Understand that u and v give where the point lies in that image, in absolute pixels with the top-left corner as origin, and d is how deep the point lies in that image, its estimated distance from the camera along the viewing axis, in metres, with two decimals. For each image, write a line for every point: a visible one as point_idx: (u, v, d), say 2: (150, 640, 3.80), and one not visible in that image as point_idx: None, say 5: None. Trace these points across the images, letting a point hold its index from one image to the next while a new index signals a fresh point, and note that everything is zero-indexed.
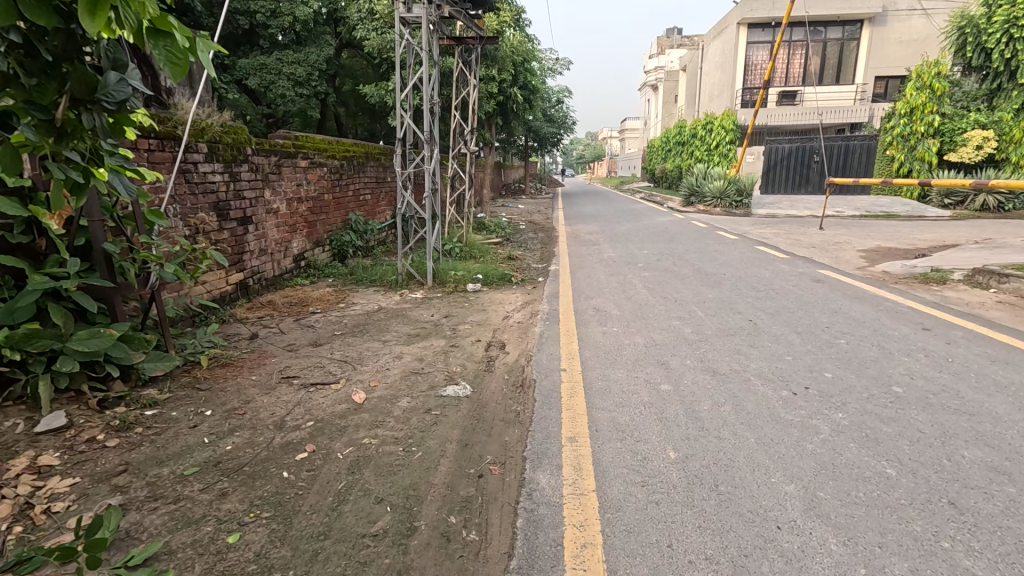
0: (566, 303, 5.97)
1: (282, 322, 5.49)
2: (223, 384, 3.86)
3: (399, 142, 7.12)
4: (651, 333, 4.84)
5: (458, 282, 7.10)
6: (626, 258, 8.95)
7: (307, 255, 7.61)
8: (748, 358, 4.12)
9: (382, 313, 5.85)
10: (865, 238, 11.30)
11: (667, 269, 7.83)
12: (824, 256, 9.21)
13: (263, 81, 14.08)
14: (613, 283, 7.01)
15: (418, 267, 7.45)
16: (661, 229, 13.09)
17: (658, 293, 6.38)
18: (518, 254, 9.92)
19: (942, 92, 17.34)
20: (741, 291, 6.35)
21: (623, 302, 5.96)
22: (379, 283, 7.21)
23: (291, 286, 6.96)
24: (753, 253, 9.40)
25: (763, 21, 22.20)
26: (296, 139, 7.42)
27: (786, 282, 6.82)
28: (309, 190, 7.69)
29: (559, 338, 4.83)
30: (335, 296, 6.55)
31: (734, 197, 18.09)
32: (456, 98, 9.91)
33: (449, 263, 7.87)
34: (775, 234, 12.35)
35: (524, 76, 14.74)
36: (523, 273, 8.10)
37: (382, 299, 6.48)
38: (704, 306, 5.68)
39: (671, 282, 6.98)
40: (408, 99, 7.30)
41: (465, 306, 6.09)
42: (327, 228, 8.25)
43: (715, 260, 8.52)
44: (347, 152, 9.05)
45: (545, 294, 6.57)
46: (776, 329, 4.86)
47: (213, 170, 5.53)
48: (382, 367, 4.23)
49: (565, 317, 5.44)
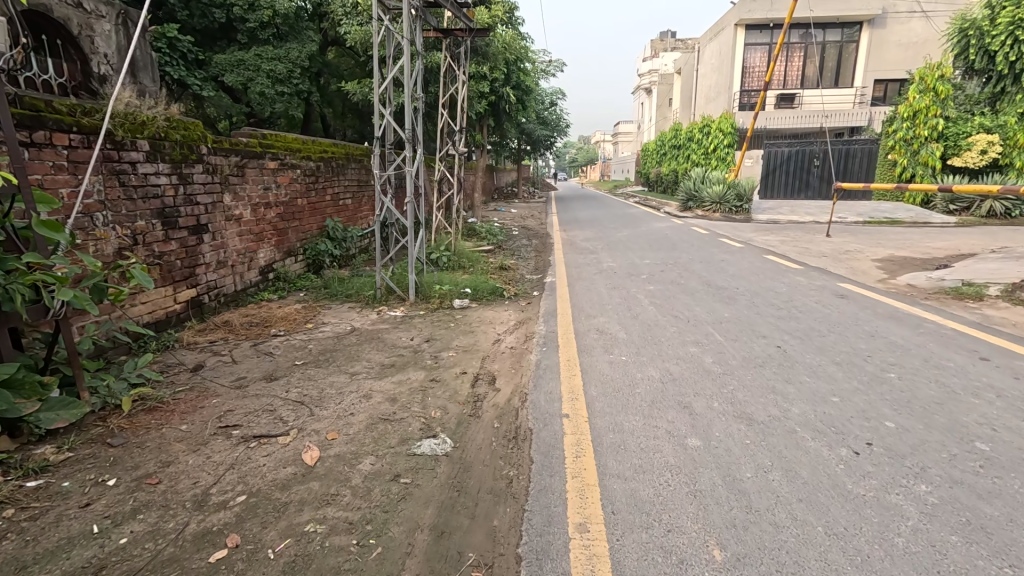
0: (564, 324, 5.26)
1: (237, 347, 4.74)
2: (143, 437, 3.09)
3: (378, 140, 6.32)
4: (665, 363, 4.13)
5: (444, 297, 6.36)
6: (628, 268, 8.28)
7: (275, 266, 6.84)
8: (787, 399, 3.42)
9: (356, 335, 5.12)
10: (875, 246, 10.73)
11: (673, 282, 7.16)
12: (839, 267, 8.60)
13: (241, 78, 13.29)
14: (616, 298, 6.32)
15: (400, 280, 6.69)
16: (662, 236, 12.44)
17: (668, 311, 5.70)
18: (512, 263, 9.24)
19: (945, 95, 16.88)
20: (760, 309, 5.68)
21: (628, 322, 5.27)
22: (355, 298, 6.45)
23: (256, 302, 6.20)
24: (763, 263, 8.77)
25: (761, 21, 21.75)
26: (264, 138, 6.67)
27: (807, 298, 6.16)
28: (279, 195, 6.93)
29: (559, 370, 4.11)
30: (304, 314, 5.80)
31: (734, 202, 17.50)
32: (444, 95, 9.21)
33: (434, 275, 7.13)
34: (780, 241, 11.78)
35: (517, 75, 14.10)
36: (517, 286, 7.39)
37: (358, 318, 5.74)
38: (722, 328, 5.00)
39: (680, 298, 6.31)
40: (389, 92, 6.53)
41: (450, 327, 5.36)
42: (300, 236, 7.49)
43: (723, 271, 7.87)
44: (324, 152, 8.30)
45: (540, 312, 5.85)
46: (811, 358, 4.18)
47: (156, 170, 4.78)
48: (345, 410, 3.49)
49: (565, 342, 4.72)
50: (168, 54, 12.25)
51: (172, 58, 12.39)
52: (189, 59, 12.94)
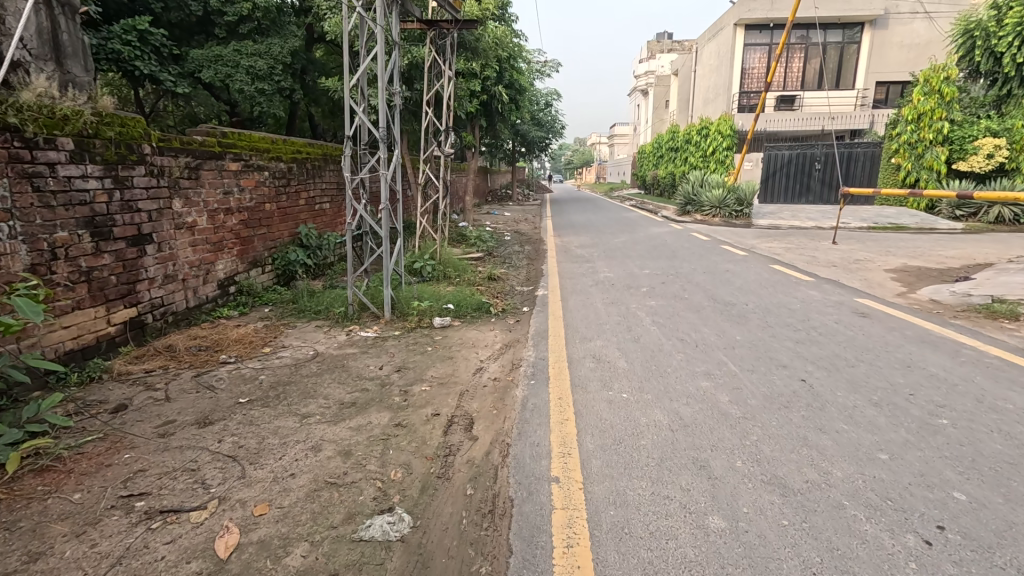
0: (556, 350, 4.62)
1: (176, 379, 4.08)
2: (18, 512, 2.43)
3: (350, 140, 5.64)
4: (674, 404, 3.51)
5: (423, 314, 5.72)
6: (626, 279, 7.68)
7: (237, 278, 6.18)
8: (826, 457, 2.81)
9: (319, 363, 4.48)
10: (886, 255, 10.18)
11: (676, 297, 6.55)
12: (852, 278, 8.05)
13: (218, 74, 12.57)
14: (614, 316, 5.70)
15: (374, 294, 6.03)
16: (660, 242, 11.86)
17: (673, 332, 5.08)
18: (502, 273, 8.60)
19: (951, 98, 16.33)
20: (775, 330, 5.08)
21: (628, 348, 4.64)
22: (324, 316, 5.79)
23: (211, 320, 5.54)
24: (770, 273, 8.18)
25: (761, 22, 21.27)
26: (225, 136, 6.01)
27: (825, 317, 5.56)
28: (242, 199, 6.27)
29: (549, 412, 3.47)
30: (264, 335, 5.16)
31: (734, 206, 16.98)
32: (428, 91, 8.57)
33: (414, 288, 6.49)
34: (786, 248, 11.22)
35: (510, 73, 13.51)
36: (506, 301, 6.76)
37: (324, 340, 5.09)
38: (735, 355, 4.39)
39: (684, 316, 5.69)
40: (361, 86, 5.86)
41: (427, 353, 4.73)
42: (268, 244, 6.85)
43: (730, 283, 7.29)
44: (296, 153, 7.63)
45: (529, 333, 5.21)
46: (843, 396, 3.57)
47: (84, 173, 4.13)
48: (284, 469, 2.84)
49: (556, 373, 4.09)
50: (138, 47, 11.42)
51: (143, 52, 11.56)
52: (163, 53, 12.15)
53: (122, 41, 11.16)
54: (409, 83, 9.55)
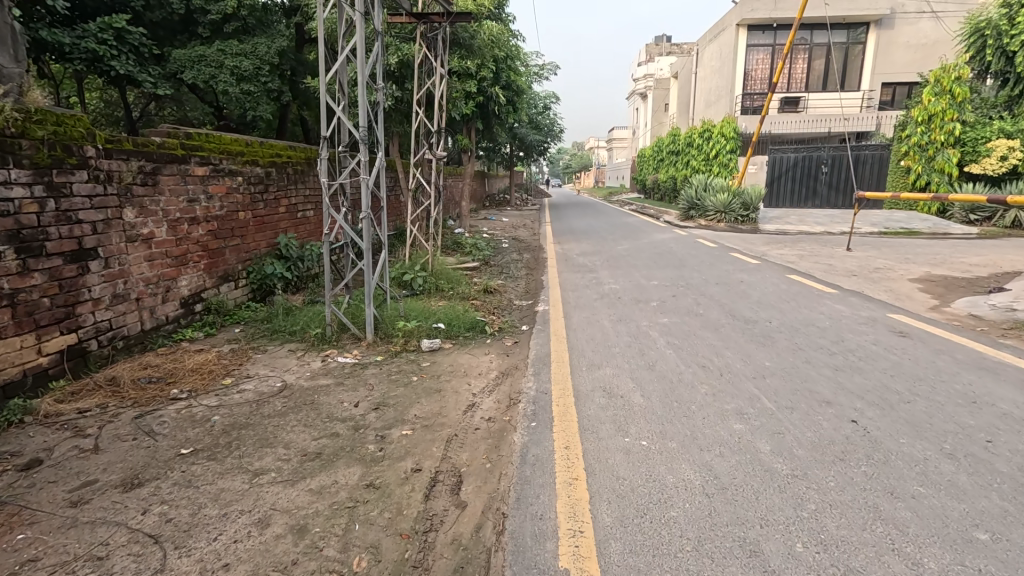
0: (561, 382, 4.00)
1: (112, 422, 3.46)
2: None
3: (326, 142, 4.96)
4: (705, 456, 2.90)
5: (410, 336, 5.12)
6: (634, 292, 7.10)
7: (203, 294, 5.56)
8: (909, 539, 2.20)
9: (287, 398, 3.86)
10: (905, 262, 9.63)
11: (689, 313, 5.95)
12: (877, 289, 7.47)
13: (201, 75, 11.98)
14: (624, 337, 5.10)
15: (355, 313, 5.40)
16: (665, 250, 11.28)
17: (692, 357, 4.49)
18: (499, 285, 8.00)
19: (963, 98, 15.78)
20: (807, 355, 4.48)
21: (642, 377, 4.04)
22: (299, 338, 5.16)
23: (171, 344, 4.92)
24: (788, 284, 7.59)
25: (764, 21, 20.81)
26: (190, 137, 5.40)
27: (860, 337, 4.96)
28: (210, 208, 5.66)
29: (555, 467, 2.85)
30: (228, 362, 4.54)
31: (739, 212, 16.46)
32: (419, 90, 7.98)
33: (401, 305, 5.87)
34: (798, 255, 10.68)
35: (507, 73, 12.97)
36: (503, 317, 6.17)
37: (296, 369, 4.47)
38: (769, 388, 3.79)
39: (702, 336, 5.10)
40: (342, 81, 5.21)
41: (412, 385, 4.11)
42: (242, 256, 6.23)
43: (747, 296, 6.71)
44: (275, 157, 7.03)
45: (530, 359, 4.60)
46: (908, 444, 2.96)
47: (6, 179, 3.55)
48: (217, 557, 2.21)
49: (562, 413, 3.47)
50: (114, 46, 10.77)
51: (120, 51, 10.92)
52: (142, 53, 11.52)
53: (97, 40, 10.49)
54: (399, 83, 8.97)
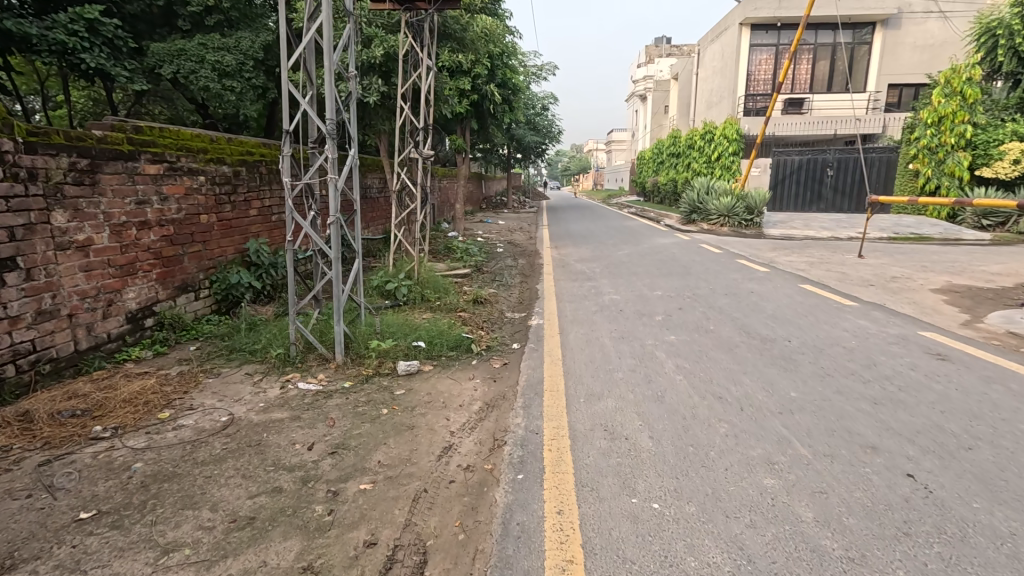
0: (554, 418, 3.41)
1: (9, 471, 2.85)
2: None
3: (289, 137, 4.32)
4: (733, 527, 2.31)
5: (385, 356, 4.54)
6: (637, 303, 6.53)
7: (155, 307, 4.97)
8: None
9: (231, 436, 3.26)
10: (923, 271, 9.07)
11: (698, 329, 5.38)
12: (900, 301, 6.91)
13: (181, 70, 11.38)
14: (627, 359, 4.51)
15: (323, 330, 4.79)
16: (668, 256, 10.71)
17: (705, 385, 3.91)
18: (491, 294, 7.42)
19: (974, 100, 15.27)
20: (838, 383, 3.91)
21: (650, 412, 3.45)
22: (258, 358, 4.56)
23: (111, 366, 4.32)
24: (803, 295, 7.03)
25: (767, 21, 20.33)
26: (139, 131, 4.81)
27: (894, 360, 4.39)
28: (165, 210, 5.07)
29: (545, 545, 2.25)
30: (171, 390, 3.93)
31: (743, 215, 15.90)
32: (404, 84, 7.39)
33: (377, 320, 5.27)
34: (808, 262, 10.15)
35: (503, 70, 12.41)
36: (492, 332, 5.58)
37: (250, 397, 3.87)
38: (801, 427, 3.21)
39: (715, 358, 4.53)
40: (310, 71, 4.58)
41: (380, 420, 3.51)
42: (205, 264, 5.64)
43: (760, 309, 6.15)
44: (246, 155, 6.44)
45: (520, 386, 4.01)
46: (984, 510, 2.38)
47: None
48: None
49: (556, 463, 2.88)
50: (86, 38, 10.12)
51: (93, 44, 10.27)
52: (117, 46, 10.92)
53: (67, 31, 9.84)
54: (385, 77, 8.46)
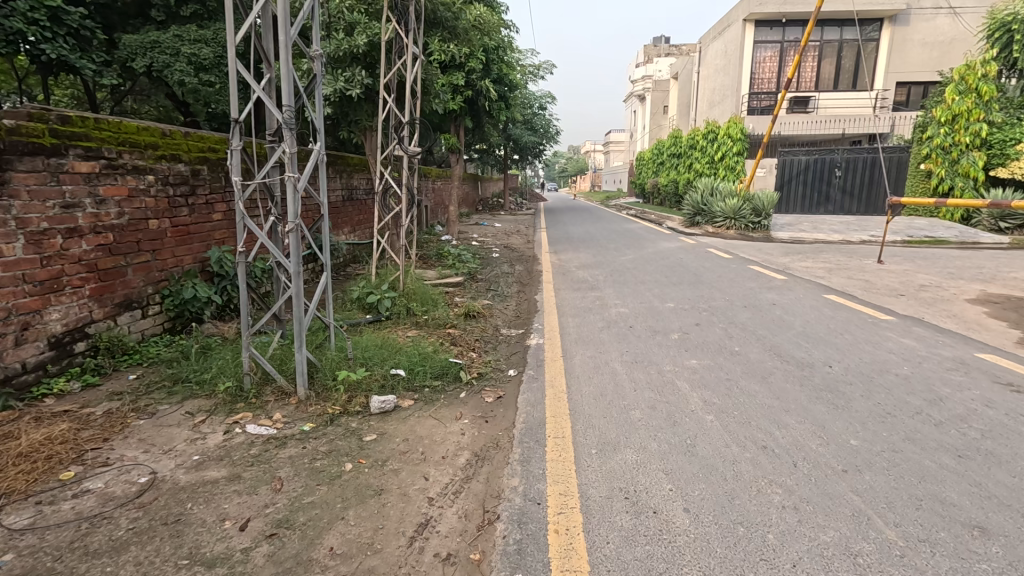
0: (560, 483, 2.68)
1: None
2: None
3: (238, 129, 3.57)
4: None
5: (356, 390, 3.81)
6: (649, 318, 5.82)
7: (88, 329, 4.22)
8: None
9: (144, 509, 2.52)
10: (950, 278, 8.43)
11: (722, 352, 4.67)
12: (938, 315, 6.23)
13: (154, 63, 10.64)
14: (644, 393, 3.78)
15: (284, 358, 4.02)
16: (675, 261, 10.05)
17: (744, 430, 3.20)
18: (484, 306, 6.71)
19: (989, 97, 14.66)
20: (907, 427, 3.19)
21: (681, 472, 2.73)
22: (205, 393, 3.81)
23: (20, 405, 3.57)
24: (831, 307, 6.34)
25: (772, 17, 19.71)
26: (65, 122, 4.07)
27: (962, 394, 3.67)
28: (101, 215, 4.33)
29: None
30: (86, 438, 3.18)
31: (750, 218, 15.28)
32: (386, 74, 6.62)
33: (350, 342, 4.51)
34: (826, 268, 9.48)
35: (498, 65, 11.72)
36: (484, 354, 4.86)
37: (184, 446, 3.12)
38: (879, 496, 2.50)
39: (748, 391, 3.81)
40: (267, 52, 3.84)
41: (339, 482, 2.77)
42: (154, 276, 4.89)
43: (787, 326, 5.45)
44: (208, 151, 5.71)
45: (518, 432, 3.27)
46: None
47: None
48: None
49: (566, 557, 2.16)
50: (48, 28, 9.37)
51: (55, 34, 9.51)
52: (84, 37, 10.16)
53: (26, 20, 9.07)
54: (369, 69, 7.79)
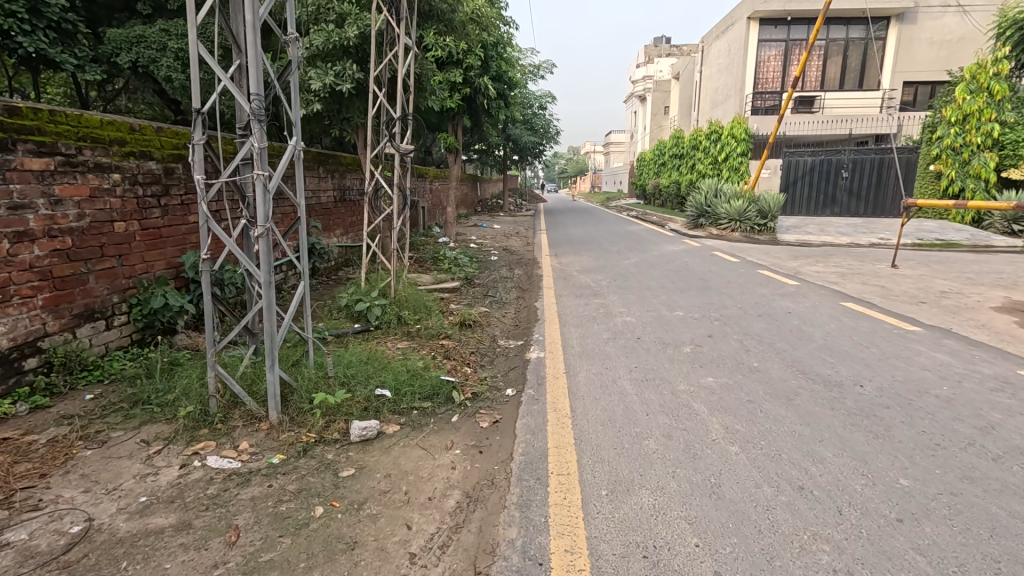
0: (566, 537, 2.27)
1: None
2: None
3: (200, 121, 3.16)
4: None
5: (335, 415, 3.41)
6: (658, 329, 5.42)
7: (39, 343, 3.81)
8: None
9: (68, 571, 2.11)
10: (970, 284, 8.06)
11: (741, 368, 4.26)
12: (967, 325, 5.83)
13: (139, 58, 10.23)
14: (658, 418, 3.37)
15: (254, 379, 3.59)
16: (681, 265, 9.65)
17: (776, 466, 2.79)
18: (482, 314, 6.30)
19: (1002, 96, 14.32)
20: (962, 463, 2.78)
21: (708, 522, 2.33)
22: (165, 418, 3.40)
23: None
24: (851, 316, 5.94)
25: (777, 15, 19.37)
26: (14, 113, 3.64)
27: (1016, 420, 3.27)
28: (58, 217, 3.93)
29: None
30: (20, 473, 2.77)
31: (755, 220, 14.88)
32: (376, 67, 6.19)
33: (332, 358, 4.09)
34: (838, 273, 9.10)
35: (497, 61, 11.31)
36: (480, 369, 4.45)
37: (131, 484, 2.71)
38: (946, 557, 2.10)
39: (774, 416, 3.40)
40: (237, 36, 3.43)
41: (307, 532, 2.36)
42: (121, 283, 4.49)
43: (808, 339, 5.05)
44: (183, 148, 5.30)
45: (516, 468, 2.86)
46: None
47: None
48: None
49: None
50: (26, 20, 8.95)
51: (34, 27, 9.09)
52: (65, 31, 9.75)
53: (2, 12, 8.65)
54: (361, 63, 7.38)
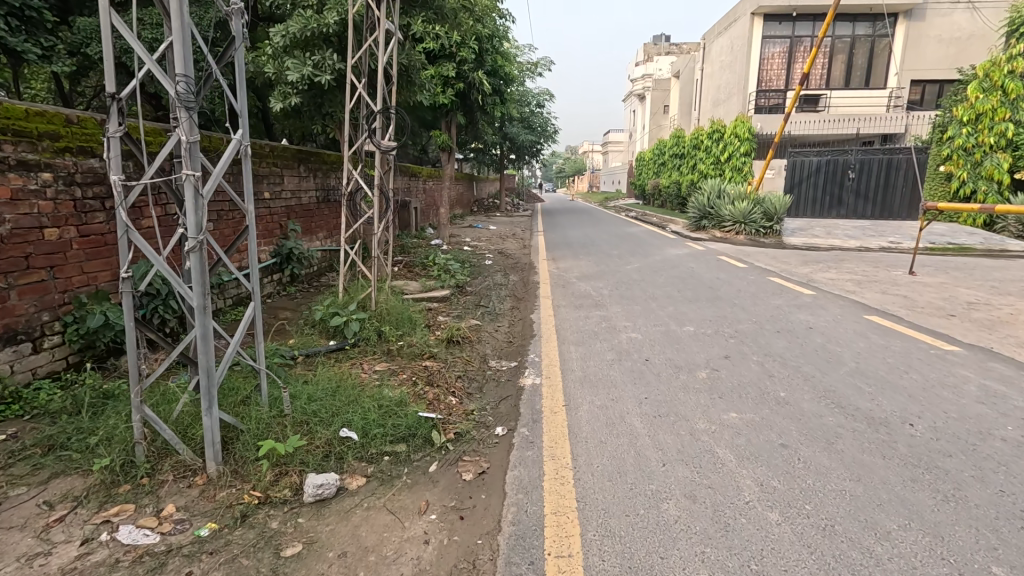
0: None
1: None
2: None
3: (116, 108, 2.56)
4: None
5: (287, 465, 2.81)
6: (668, 348, 4.83)
7: None
8: None
9: None
10: (997, 293, 7.52)
11: (769, 400, 3.68)
12: (1009, 343, 5.26)
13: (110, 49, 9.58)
14: (677, 470, 2.79)
15: (190, 424, 2.98)
16: (687, 271, 9.07)
17: (830, 545, 2.22)
18: (472, 328, 5.72)
19: (1016, 95, 13.77)
20: None
21: None
22: (81, 470, 2.80)
23: None
24: (879, 333, 5.38)
25: (781, 11, 18.85)
26: None
27: None
28: None
29: None
30: None
31: (760, 222, 14.33)
32: (353, 57, 5.58)
33: (291, 390, 3.49)
34: (854, 280, 8.55)
35: (493, 55, 10.74)
36: (467, 400, 3.85)
37: (11, 572, 2.12)
38: None
39: (815, 466, 2.83)
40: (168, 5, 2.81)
41: None
42: (51, 298, 3.88)
43: (838, 361, 4.47)
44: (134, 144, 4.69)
45: (505, 545, 2.28)
46: None
47: None
48: None
49: None
50: None
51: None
52: (30, 19, 9.08)
53: None
54: (341, 53, 6.80)
